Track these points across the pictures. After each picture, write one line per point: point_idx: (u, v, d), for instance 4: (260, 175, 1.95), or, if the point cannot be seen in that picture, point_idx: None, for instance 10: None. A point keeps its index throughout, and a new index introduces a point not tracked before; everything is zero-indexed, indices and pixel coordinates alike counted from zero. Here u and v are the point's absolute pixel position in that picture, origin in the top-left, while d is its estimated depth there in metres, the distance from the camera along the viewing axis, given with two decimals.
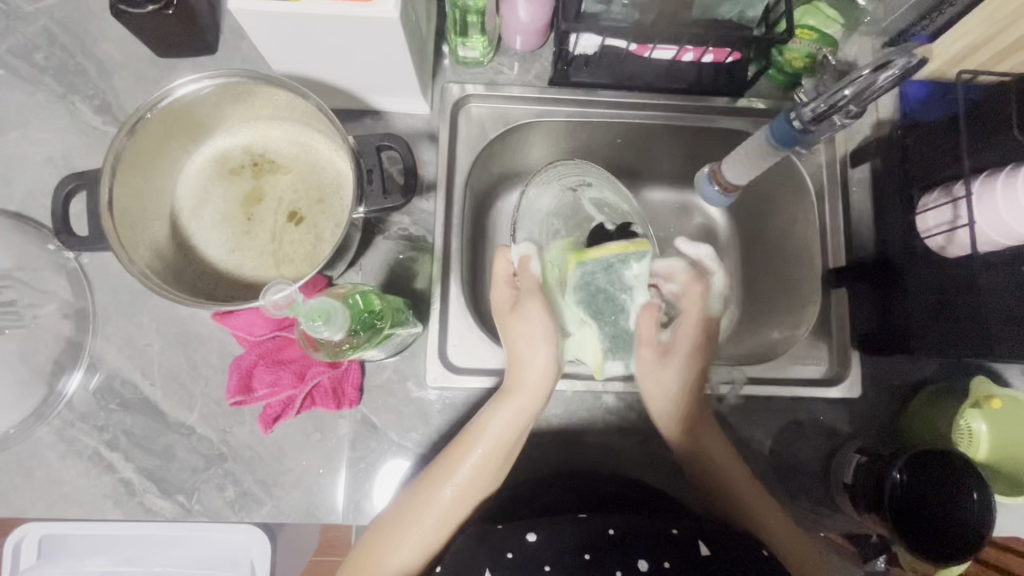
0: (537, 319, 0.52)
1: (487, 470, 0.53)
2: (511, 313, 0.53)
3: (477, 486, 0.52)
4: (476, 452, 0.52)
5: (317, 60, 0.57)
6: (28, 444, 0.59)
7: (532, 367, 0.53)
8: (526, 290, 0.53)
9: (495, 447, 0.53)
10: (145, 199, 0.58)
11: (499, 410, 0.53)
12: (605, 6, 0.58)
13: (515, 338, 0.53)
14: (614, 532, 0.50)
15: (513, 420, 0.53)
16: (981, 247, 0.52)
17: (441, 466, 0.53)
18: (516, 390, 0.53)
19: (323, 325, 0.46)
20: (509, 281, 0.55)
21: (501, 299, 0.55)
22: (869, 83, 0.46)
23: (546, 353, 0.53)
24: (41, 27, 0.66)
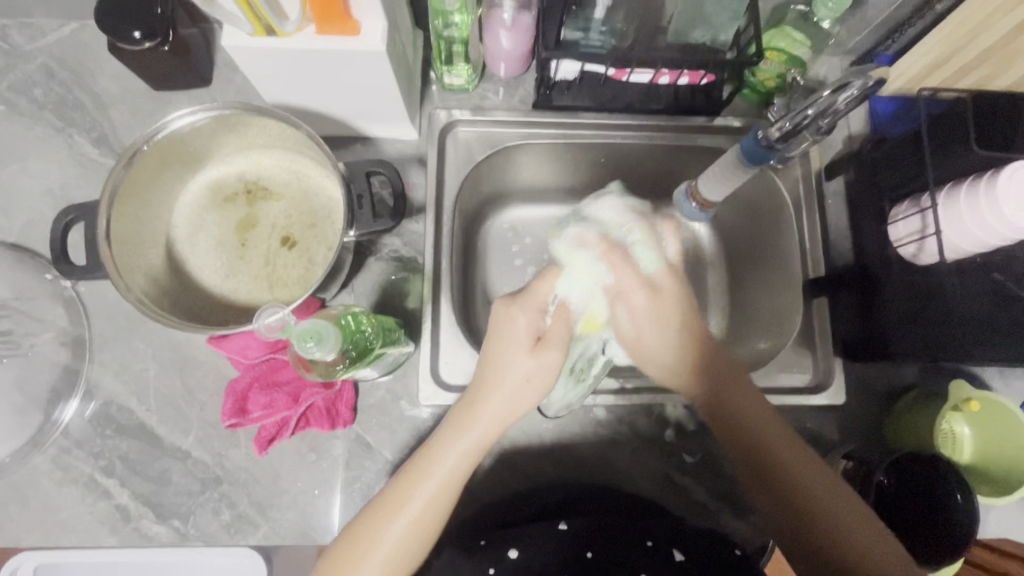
0: (551, 368, 0.49)
1: (438, 505, 0.48)
2: (533, 350, 0.49)
3: (428, 522, 0.48)
4: (429, 484, 0.48)
5: (309, 92, 0.59)
6: (25, 472, 0.60)
7: (514, 410, 0.49)
8: (556, 335, 0.50)
9: (453, 477, 0.48)
10: (142, 228, 0.59)
11: (450, 444, 0.48)
12: (583, 33, 0.62)
13: (509, 364, 0.48)
14: (591, 555, 0.53)
15: (468, 452, 0.48)
16: (950, 255, 0.54)
17: (391, 499, 0.48)
18: (477, 415, 0.48)
19: (314, 346, 0.47)
20: (539, 307, 0.51)
21: (523, 331, 0.49)
22: (831, 103, 0.49)
23: (536, 392, 0.49)
24: (41, 64, 0.69)
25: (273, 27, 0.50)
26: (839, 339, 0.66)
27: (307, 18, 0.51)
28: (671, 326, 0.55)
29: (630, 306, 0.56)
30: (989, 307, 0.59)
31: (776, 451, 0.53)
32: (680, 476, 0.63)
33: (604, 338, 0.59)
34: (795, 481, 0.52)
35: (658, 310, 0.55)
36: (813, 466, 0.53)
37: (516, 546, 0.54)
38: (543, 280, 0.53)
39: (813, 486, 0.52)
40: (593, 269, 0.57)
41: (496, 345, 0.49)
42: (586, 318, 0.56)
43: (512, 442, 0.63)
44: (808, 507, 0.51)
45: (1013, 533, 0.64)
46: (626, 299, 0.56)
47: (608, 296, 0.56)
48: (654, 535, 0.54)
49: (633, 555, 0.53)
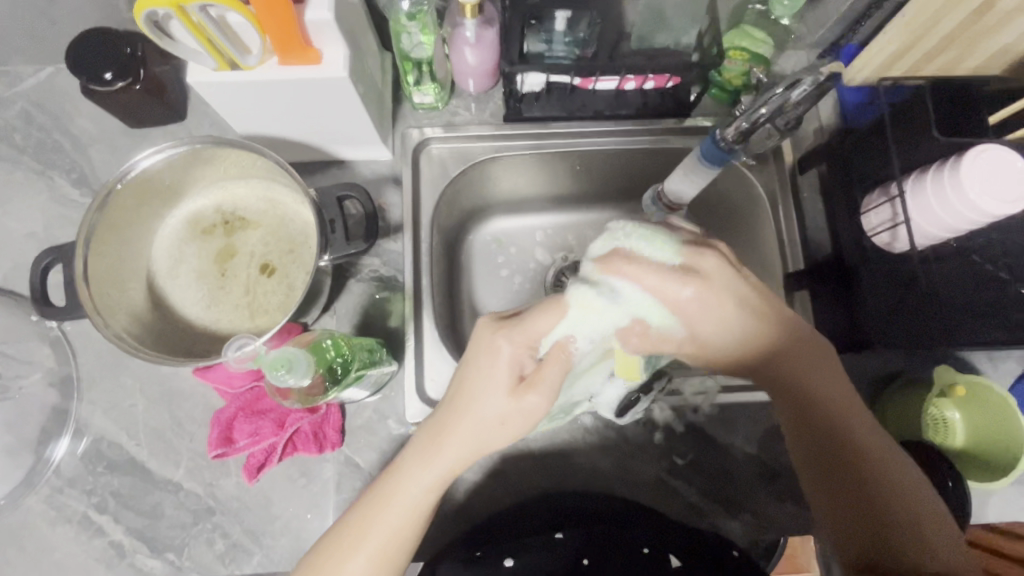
0: (531, 410, 0.48)
1: (406, 533, 0.48)
2: (514, 391, 0.47)
3: (392, 552, 0.48)
4: (393, 511, 0.48)
5: (280, 122, 0.60)
6: (19, 514, 0.60)
7: (482, 447, 0.48)
8: (549, 380, 0.47)
9: (421, 504, 0.48)
10: (122, 265, 0.60)
11: (417, 473, 0.48)
12: (547, 45, 0.62)
13: (485, 398, 0.47)
14: (587, 562, 0.55)
15: (434, 483, 0.48)
16: (922, 240, 0.55)
17: (359, 524, 0.48)
18: (444, 446, 0.48)
19: (286, 374, 0.48)
20: (529, 348, 0.48)
21: (506, 365, 0.47)
22: (784, 100, 0.52)
23: (509, 432, 0.48)
24: (19, 109, 0.70)
25: (236, 60, 0.51)
26: (824, 329, 0.65)
27: (267, 50, 0.52)
28: (729, 320, 0.53)
29: (654, 341, 0.54)
30: (970, 290, 0.59)
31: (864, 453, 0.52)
32: (673, 479, 0.63)
33: (591, 391, 0.58)
34: (883, 480, 0.51)
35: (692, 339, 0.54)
36: (887, 452, 0.52)
37: (512, 555, 0.55)
38: (544, 315, 0.49)
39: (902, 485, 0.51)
40: (604, 310, 0.51)
41: (482, 373, 0.48)
42: (622, 363, 0.55)
43: (501, 454, 0.63)
44: (887, 513, 0.50)
45: (1012, 515, 0.64)
46: (672, 302, 0.52)
47: (628, 331, 0.53)
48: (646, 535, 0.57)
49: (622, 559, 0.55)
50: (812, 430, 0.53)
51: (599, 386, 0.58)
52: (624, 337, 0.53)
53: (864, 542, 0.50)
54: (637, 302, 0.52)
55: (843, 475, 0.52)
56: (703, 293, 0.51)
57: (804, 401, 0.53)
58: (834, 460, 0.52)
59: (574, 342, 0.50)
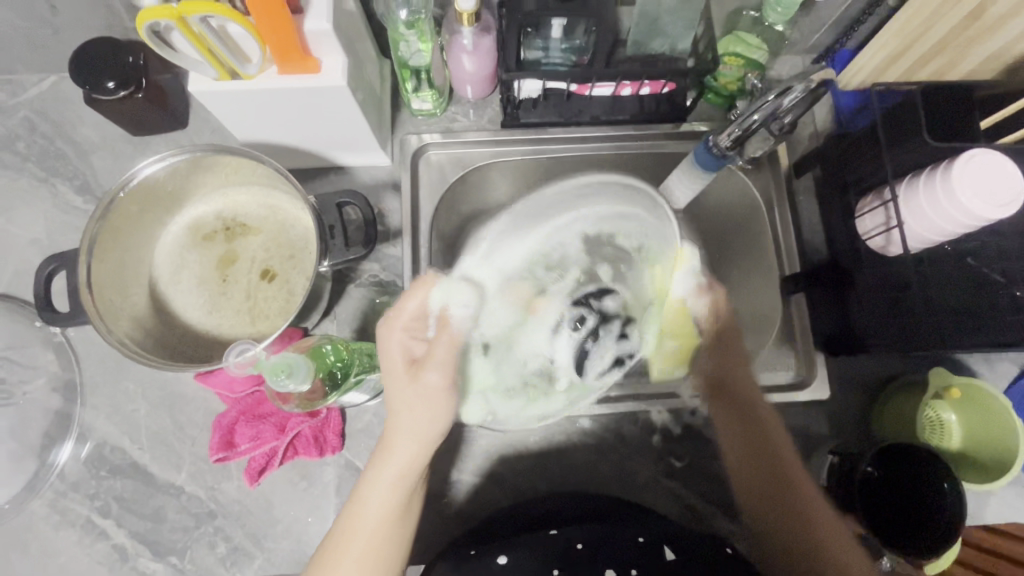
0: (434, 388, 0.50)
1: (387, 528, 0.51)
2: (410, 375, 0.50)
3: (382, 549, 0.51)
4: (368, 515, 0.51)
5: (280, 129, 0.61)
6: (23, 517, 0.61)
7: (422, 438, 0.51)
8: (441, 356, 0.49)
9: (388, 506, 0.51)
10: (125, 272, 0.61)
11: (376, 478, 0.51)
12: (544, 52, 0.63)
13: (398, 394, 0.50)
14: (581, 547, 0.54)
15: (394, 481, 0.51)
16: (916, 244, 0.55)
17: (340, 534, 0.51)
18: (390, 447, 0.51)
19: (286, 379, 0.48)
20: (419, 322, 0.50)
21: (398, 355, 0.50)
22: (776, 106, 0.53)
23: (433, 417, 0.51)
24: (22, 118, 0.71)
25: (236, 70, 0.52)
26: (820, 333, 0.65)
27: (268, 60, 0.52)
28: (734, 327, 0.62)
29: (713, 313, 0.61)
30: (964, 293, 0.59)
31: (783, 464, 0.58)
32: (668, 481, 0.63)
33: (546, 354, 0.56)
34: (806, 500, 0.56)
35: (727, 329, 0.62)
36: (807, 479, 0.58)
37: (505, 551, 0.55)
38: (414, 293, 0.50)
39: (812, 502, 0.56)
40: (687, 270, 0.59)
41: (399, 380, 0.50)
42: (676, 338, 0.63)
43: (500, 456, 0.63)
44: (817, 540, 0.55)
45: (1009, 516, 0.64)
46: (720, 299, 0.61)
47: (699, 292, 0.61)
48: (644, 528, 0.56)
49: (623, 545, 0.54)
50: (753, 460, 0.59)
51: (546, 346, 0.55)
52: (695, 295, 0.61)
53: (785, 539, 0.57)
54: (564, 234, 0.53)
55: (771, 481, 0.58)
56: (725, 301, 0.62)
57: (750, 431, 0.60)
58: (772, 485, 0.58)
59: (452, 312, 0.50)
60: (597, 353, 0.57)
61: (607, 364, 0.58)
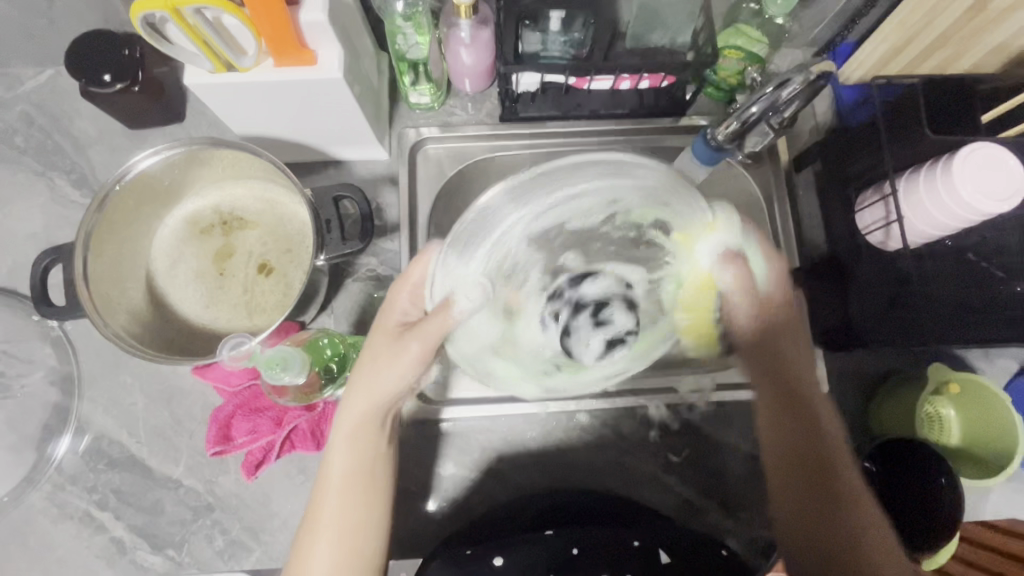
0: (404, 351, 0.52)
1: (352, 499, 0.52)
2: (391, 337, 0.53)
3: (352, 523, 0.52)
4: (336, 486, 0.53)
5: (277, 123, 0.61)
6: (22, 509, 0.61)
7: (377, 400, 0.53)
8: (428, 327, 0.52)
9: (352, 472, 0.53)
10: (122, 265, 0.61)
11: (340, 446, 0.53)
12: (542, 44, 0.62)
13: (364, 359, 0.54)
14: (577, 552, 0.55)
15: (350, 445, 0.53)
16: (916, 238, 0.55)
17: (313, 510, 0.53)
18: (347, 411, 0.53)
19: (282, 372, 0.49)
20: (414, 290, 0.54)
21: (387, 321, 0.54)
22: (775, 98, 0.53)
23: (394, 377, 0.53)
24: (20, 111, 0.71)
25: (231, 63, 0.52)
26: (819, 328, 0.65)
27: (264, 53, 0.52)
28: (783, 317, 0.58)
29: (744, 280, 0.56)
30: (964, 289, 0.59)
31: (830, 443, 0.56)
32: (666, 477, 0.63)
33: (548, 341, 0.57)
34: (846, 489, 0.54)
35: (769, 295, 0.58)
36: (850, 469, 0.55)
37: (501, 553, 0.55)
38: (415, 266, 0.54)
39: (853, 487, 0.54)
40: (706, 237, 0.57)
41: (379, 348, 0.53)
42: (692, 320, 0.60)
43: (496, 451, 0.63)
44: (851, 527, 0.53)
45: (1008, 512, 0.64)
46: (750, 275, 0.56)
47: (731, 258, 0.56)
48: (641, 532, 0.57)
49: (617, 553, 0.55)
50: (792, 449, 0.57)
51: (541, 339, 0.57)
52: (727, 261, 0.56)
53: (810, 528, 0.54)
54: (537, 223, 0.56)
55: (810, 468, 0.55)
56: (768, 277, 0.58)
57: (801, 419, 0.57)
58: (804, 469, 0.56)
59: (455, 300, 0.53)
60: (580, 342, 0.56)
61: (602, 344, 0.57)
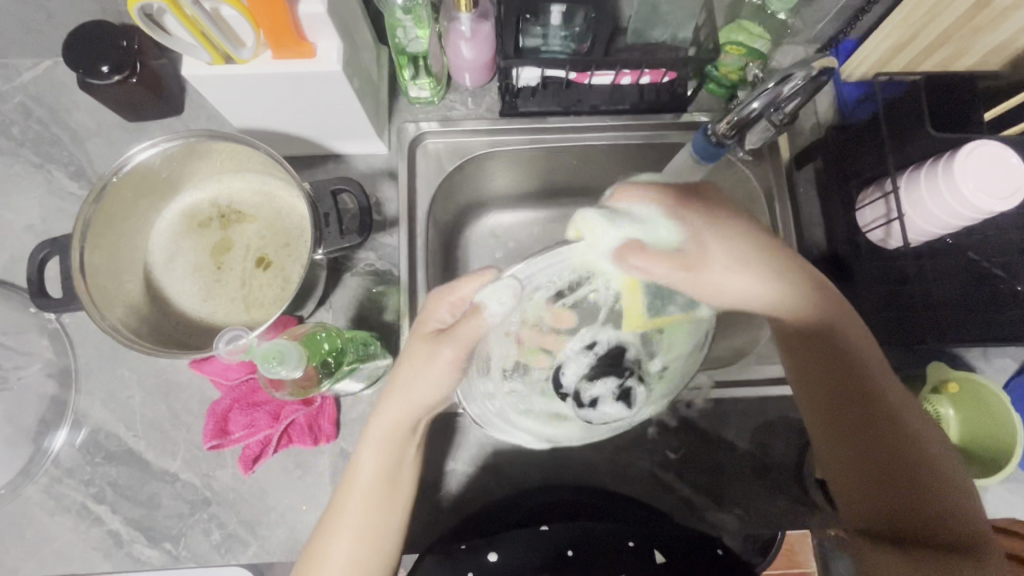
0: (440, 359, 0.52)
1: (376, 504, 0.52)
2: (429, 341, 0.53)
3: (375, 526, 0.52)
4: (359, 489, 0.53)
5: (275, 117, 0.61)
6: (19, 502, 0.61)
7: (414, 407, 0.53)
8: (462, 334, 0.52)
9: (379, 477, 0.53)
10: (120, 258, 0.61)
11: (369, 449, 0.54)
12: (542, 39, 0.61)
13: (404, 365, 0.53)
14: (572, 554, 0.55)
15: (383, 451, 0.53)
16: (917, 236, 0.55)
17: (334, 512, 0.53)
18: (382, 412, 0.54)
19: (279, 366, 0.48)
20: (455, 304, 0.53)
21: (427, 325, 0.54)
22: (776, 94, 0.53)
23: (434, 388, 0.53)
24: (17, 102, 0.70)
25: (230, 54, 0.51)
26: None
27: (262, 44, 0.52)
28: (754, 282, 0.54)
29: (655, 260, 0.54)
30: (963, 287, 0.59)
31: (878, 389, 0.52)
32: (664, 474, 0.63)
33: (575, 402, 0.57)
34: (909, 441, 0.51)
35: (697, 255, 0.55)
36: (907, 407, 0.52)
37: (496, 548, 0.56)
38: (466, 281, 0.52)
39: (915, 431, 0.51)
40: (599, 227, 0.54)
41: (412, 354, 0.53)
42: (627, 311, 0.57)
43: (494, 448, 0.63)
44: (923, 476, 0.50)
45: (1006, 512, 0.63)
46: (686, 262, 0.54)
47: (625, 251, 0.54)
48: (636, 532, 0.56)
49: (612, 552, 0.55)
50: (842, 412, 0.53)
51: (570, 414, 0.58)
52: (626, 258, 0.54)
53: (898, 497, 0.50)
54: (540, 271, 0.55)
55: (863, 426, 0.52)
56: (719, 238, 0.54)
57: (838, 367, 0.53)
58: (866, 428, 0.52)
59: (486, 312, 0.51)
60: (602, 411, 0.57)
61: (622, 407, 0.58)
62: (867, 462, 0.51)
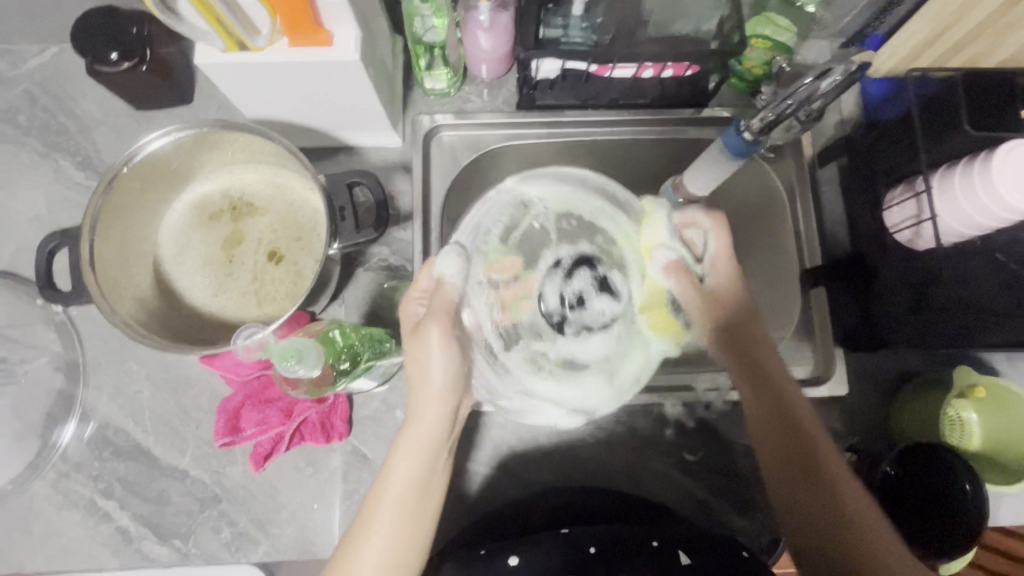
0: (430, 348, 0.52)
1: (408, 510, 0.51)
2: (411, 336, 0.53)
3: (406, 531, 0.51)
4: (389, 497, 0.51)
5: (288, 107, 0.59)
6: (25, 497, 0.60)
7: (443, 407, 0.53)
8: (438, 306, 0.52)
9: (411, 483, 0.52)
10: (128, 250, 0.59)
11: (399, 455, 0.52)
12: (563, 29, 0.60)
13: (418, 362, 0.53)
14: (595, 550, 0.53)
15: (414, 456, 0.52)
16: (947, 238, 0.53)
17: (362, 522, 0.51)
18: (412, 418, 0.53)
19: (296, 364, 0.47)
20: (423, 295, 0.54)
21: (406, 317, 0.54)
22: (813, 89, 0.50)
23: (450, 388, 0.53)
24: (23, 90, 0.69)
25: (244, 41, 0.50)
26: (839, 328, 0.63)
27: (278, 31, 0.50)
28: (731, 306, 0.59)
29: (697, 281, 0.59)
30: (991, 290, 0.58)
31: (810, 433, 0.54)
32: (681, 477, 0.62)
33: (581, 346, 0.60)
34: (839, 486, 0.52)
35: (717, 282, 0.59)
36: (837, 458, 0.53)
37: (517, 552, 0.54)
38: (421, 273, 0.55)
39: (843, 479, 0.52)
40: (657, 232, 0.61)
41: (410, 352, 0.53)
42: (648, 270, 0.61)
43: (509, 448, 0.62)
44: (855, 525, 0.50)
45: None
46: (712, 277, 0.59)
47: (675, 267, 0.60)
48: (660, 533, 0.54)
49: (636, 552, 0.53)
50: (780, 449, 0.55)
51: (578, 348, 0.60)
52: (675, 270, 0.60)
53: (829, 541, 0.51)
54: (487, 213, 0.62)
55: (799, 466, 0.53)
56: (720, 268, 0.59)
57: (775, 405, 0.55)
58: (802, 468, 0.53)
59: (448, 280, 0.53)
60: (595, 309, 0.61)
61: (611, 300, 0.61)
62: (804, 502, 0.53)
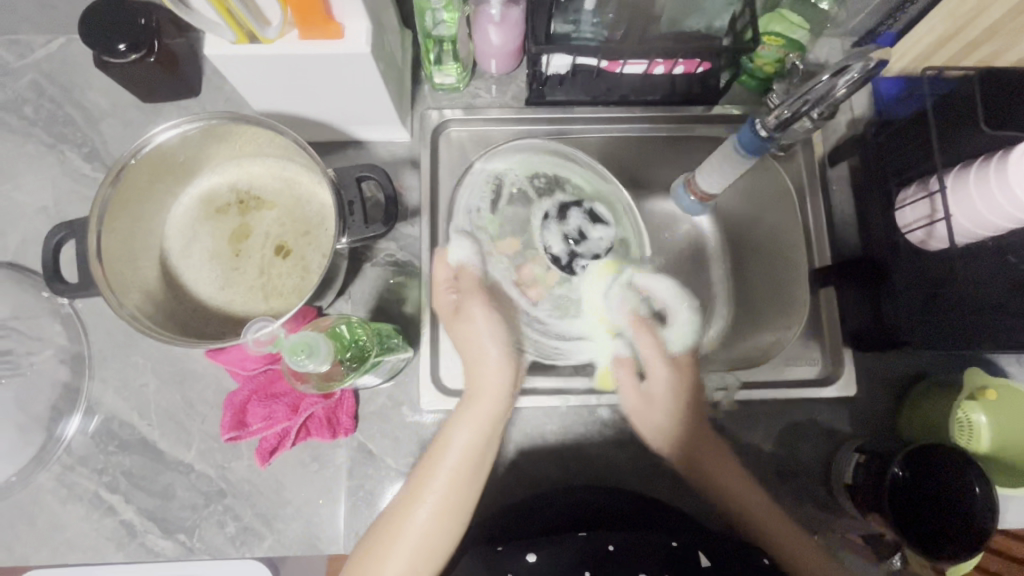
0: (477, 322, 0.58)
1: (462, 477, 0.54)
2: (451, 320, 0.59)
3: (456, 496, 0.53)
4: (447, 462, 0.54)
5: (296, 100, 0.59)
6: (29, 490, 0.60)
7: (501, 381, 0.57)
8: (467, 284, 0.60)
9: (467, 450, 0.55)
10: (134, 243, 0.59)
11: (457, 425, 0.56)
12: (574, 25, 0.59)
13: (474, 338, 0.58)
14: (614, 549, 0.52)
15: (473, 426, 0.56)
16: (960, 239, 0.53)
17: (415, 485, 0.54)
18: (473, 390, 0.57)
19: (307, 359, 0.47)
20: (448, 285, 0.60)
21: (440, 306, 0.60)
22: (830, 87, 0.49)
23: (502, 369, 0.58)
24: (30, 80, 0.68)
25: (254, 32, 0.49)
26: (848, 329, 0.63)
27: (288, 23, 0.50)
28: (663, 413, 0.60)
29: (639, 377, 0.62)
30: (1003, 292, 0.57)
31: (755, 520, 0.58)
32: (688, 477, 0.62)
33: (604, 291, 0.63)
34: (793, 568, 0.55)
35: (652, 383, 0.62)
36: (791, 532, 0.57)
37: (535, 550, 0.53)
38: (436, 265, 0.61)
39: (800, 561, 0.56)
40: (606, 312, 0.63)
41: (458, 335, 0.59)
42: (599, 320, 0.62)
43: (516, 445, 0.62)
44: None
45: None
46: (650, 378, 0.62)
47: (621, 361, 0.62)
48: (677, 533, 0.54)
49: (655, 550, 0.52)
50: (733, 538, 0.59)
51: (595, 283, 0.63)
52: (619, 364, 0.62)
53: None
54: (469, 194, 0.63)
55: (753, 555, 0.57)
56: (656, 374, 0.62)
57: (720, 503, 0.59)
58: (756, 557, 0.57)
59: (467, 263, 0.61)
60: (595, 238, 0.63)
61: (606, 227, 0.63)
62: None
